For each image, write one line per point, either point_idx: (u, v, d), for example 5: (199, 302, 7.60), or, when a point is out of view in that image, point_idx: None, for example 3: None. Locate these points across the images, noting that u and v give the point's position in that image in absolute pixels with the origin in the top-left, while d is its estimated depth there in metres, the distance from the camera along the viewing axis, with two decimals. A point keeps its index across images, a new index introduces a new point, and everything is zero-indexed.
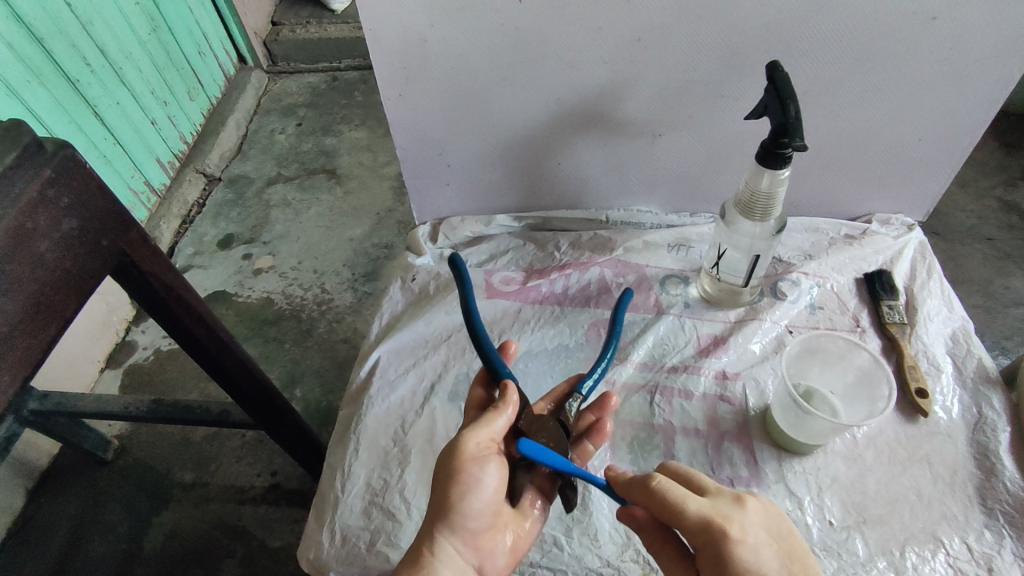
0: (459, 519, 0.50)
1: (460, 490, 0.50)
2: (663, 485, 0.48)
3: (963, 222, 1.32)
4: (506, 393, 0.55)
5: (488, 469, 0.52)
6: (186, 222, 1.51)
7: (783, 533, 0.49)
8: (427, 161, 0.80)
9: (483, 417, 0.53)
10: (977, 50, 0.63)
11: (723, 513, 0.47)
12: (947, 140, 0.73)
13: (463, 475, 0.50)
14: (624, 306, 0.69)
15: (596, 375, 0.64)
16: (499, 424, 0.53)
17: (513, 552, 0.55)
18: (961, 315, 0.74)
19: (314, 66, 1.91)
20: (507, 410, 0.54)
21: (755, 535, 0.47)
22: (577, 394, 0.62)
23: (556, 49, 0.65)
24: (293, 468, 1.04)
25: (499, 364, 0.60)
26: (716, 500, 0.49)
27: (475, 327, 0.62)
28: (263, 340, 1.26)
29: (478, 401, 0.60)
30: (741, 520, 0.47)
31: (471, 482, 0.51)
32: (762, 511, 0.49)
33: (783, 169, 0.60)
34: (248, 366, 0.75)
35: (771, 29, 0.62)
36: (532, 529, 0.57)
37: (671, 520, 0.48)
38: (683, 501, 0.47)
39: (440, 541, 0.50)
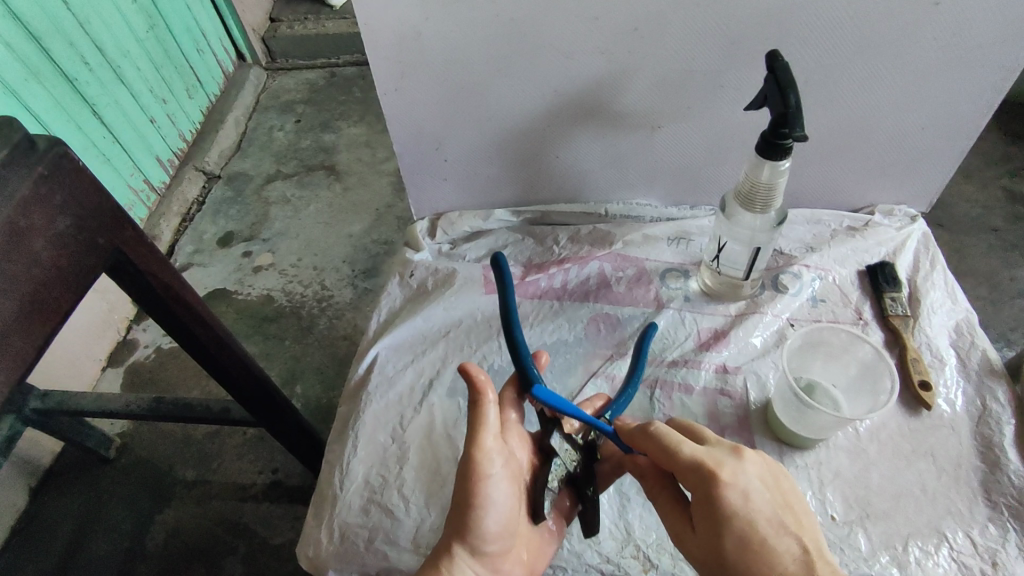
0: (477, 540, 0.50)
1: (477, 510, 0.50)
2: (660, 429, 0.49)
3: (967, 213, 1.30)
4: (470, 377, 0.51)
5: (500, 487, 0.51)
6: (186, 220, 1.50)
7: (779, 483, 0.48)
8: (424, 156, 0.79)
9: (481, 423, 0.51)
10: (981, 35, 0.62)
11: (717, 459, 0.47)
12: (950, 129, 0.72)
13: (479, 495, 0.50)
14: (648, 339, 0.65)
15: (622, 401, 0.62)
16: (496, 423, 0.52)
17: (530, 569, 0.55)
18: (965, 306, 0.73)
19: (312, 62, 1.90)
20: (495, 401, 0.52)
21: (746, 480, 0.47)
22: (605, 417, 0.60)
23: (553, 40, 0.65)
24: (294, 465, 1.04)
25: (529, 368, 0.56)
26: (713, 448, 0.49)
27: (515, 338, 0.56)
28: (264, 337, 1.26)
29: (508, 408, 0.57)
30: (734, 467, 0.47)
31: (486, 503, 0.50)
32: (760, 461, 0.49)
33: (783, 160, 0.59)
34: (247, 364, 0.75)
35: (771, 17, 0.61)
36: (547, 548, 0.57)
37: (666, 462, 0.49)
38: (677, 444, 0.48)
39: (457, 561, 0.50)
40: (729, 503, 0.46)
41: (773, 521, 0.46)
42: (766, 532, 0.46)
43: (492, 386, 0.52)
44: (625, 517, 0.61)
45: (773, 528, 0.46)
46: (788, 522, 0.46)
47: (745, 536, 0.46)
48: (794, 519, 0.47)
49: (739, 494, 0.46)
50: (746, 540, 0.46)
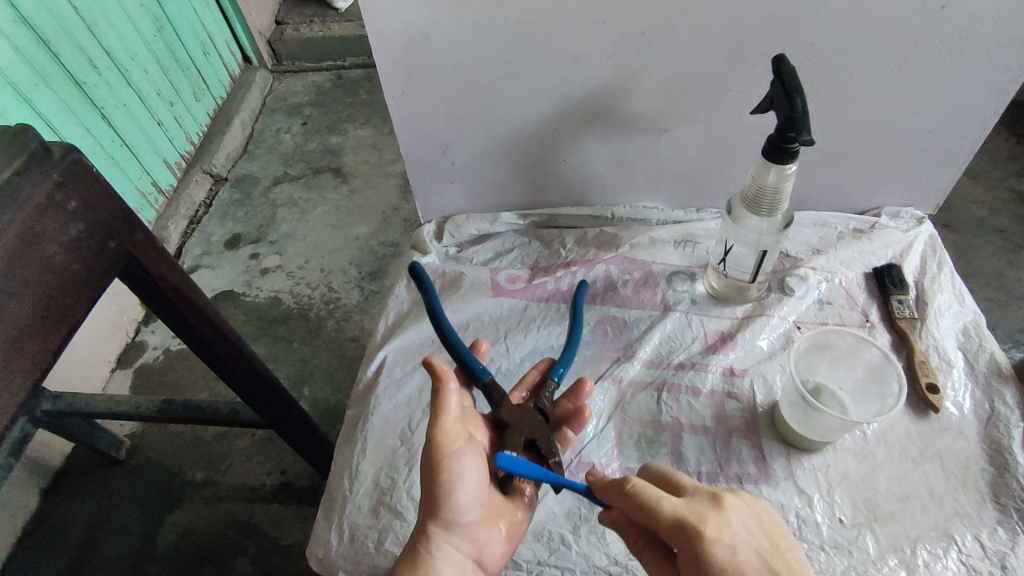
0: (449, 515, 0.50)
1: (444, 486, 0.50)
2: (639, 487, 0.47)
3: (974, 214, 1.30)
4: (433, 367, 0.53)
5: (466, 461, 0.52)
6: (194, 222, 1.51)
7: (762, 529, 0.48)
8: (431, 159, 0.79)
9: (439, 406, 0.52)
10: (987, 38, 0.62)
11: (699, 513, 0.47)
12: (958, 131, 0.72)
13: (445, 471, 0.50)
14: (581, 296, 0.73)
15: (566, 365, 0.65)
16: (454, 407, 0.53)
17: (510, 540, 0.55)
18: (972, 309, 0.73)
19: (318, 65, 1.91)
20: (454, 386, 0.54)
21: (728, 533, 0.46)
22: (552, 380, 0.62)
23: (559, 44, 0.65)
24: (303, 467, 1.05)
25: (471, 361, 0.61)
26: (692, 501, 0.48)
27: (442, 324, 0.63)
28: (271, 339, 1.26)
29: None
30: (717, 520, 0.46)
31: (454, 477, 0.51)
32: (739, 509, 0.48)
33: (790, 163, 0.60)
34: (255, 366, 0.75)
35: (777, 21, 0.62)
36: (524, 515, 0.57)
37: (647, 521, 0.48)
38: (658, 502, 0.47)
39: (434, 539, 0.50)
40: (717, 560, 0.45)
41: (760, 573, 0.46)
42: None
43: (447, 369, 0.54)
44: None
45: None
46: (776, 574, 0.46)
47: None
48: (782, 569, 0.46)
49: (724, 549, 0.45)
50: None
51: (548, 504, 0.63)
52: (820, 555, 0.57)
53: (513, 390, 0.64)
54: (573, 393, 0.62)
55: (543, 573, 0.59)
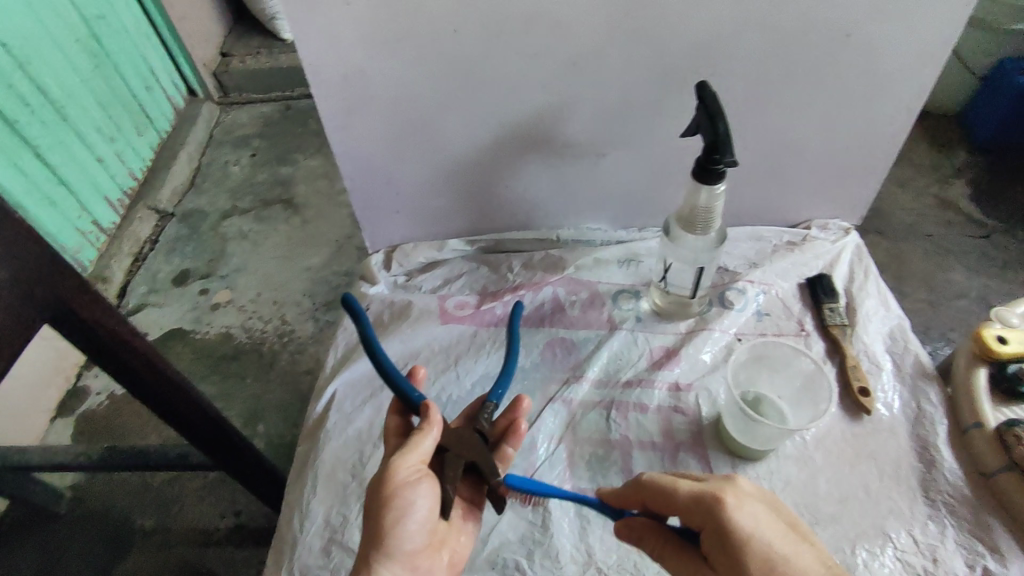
0: (395, 544, 0.50)
1: (394, 515, 0.49)
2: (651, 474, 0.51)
3: (904, 221, 1.37)
4: (428, 415, 0.54)
5: (421, 490, 0.51)
6: (139, 259, 1.47)
7: (779, 507, 0.49)
8: (376, 191, 0.80)
9: (411, 441, 0.52)
10: (891, 62, 0.67)
11: (718, 487, 0.48)
12: (874, 147, 0.77)
13: (397, 500, 0.49)
14: (517, 318, 0.69)
15: (506, 381, 0.63)
16: (427, 446, 0.52)
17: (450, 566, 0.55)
18: (897, 312, 0.77)
19: (266, 96, 1.90)
20: (432, 430, 0.53)
21: (745, 501, 0.47)
22: (491, 401, 0.60)
23: (494, 76, 0.67)
24: (259, 507, 1.01)
25: (408, 390, 0.59)
26: (712, 480, 0.50)
27: (378, 358, 0.59)
28: (223, 377, 1.23)
29: (396, 429, 0.59)
30: (735, 491, 0.48)
31: (404, 506, 0.50)
32: (755, 488, 0.50)
33: (719, 184, 0.62)
34: (203, 408, 0.73)
35: (698, 50, 0.65)
36: (466, 539, 0.58)
37: (667, 506, 0.50)
38: (674, 483, 0.50)
39: (376, 568, 0.49)
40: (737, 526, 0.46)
41: (788, 542, 0.46)
42: (785, 551, 0.45)
43: (440, 416, 0.54)
44: (586, 540, 0.62)
45: (790, 546, 0.46)
46: (803, 542, 0.46)
47: (768, 558, 0.45)
48: (806, 541, 0.47)
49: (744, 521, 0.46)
50: (772, 564, 0.45)
51: (502, 529, 0.63)
52: None
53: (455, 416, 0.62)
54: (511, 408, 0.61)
55: None
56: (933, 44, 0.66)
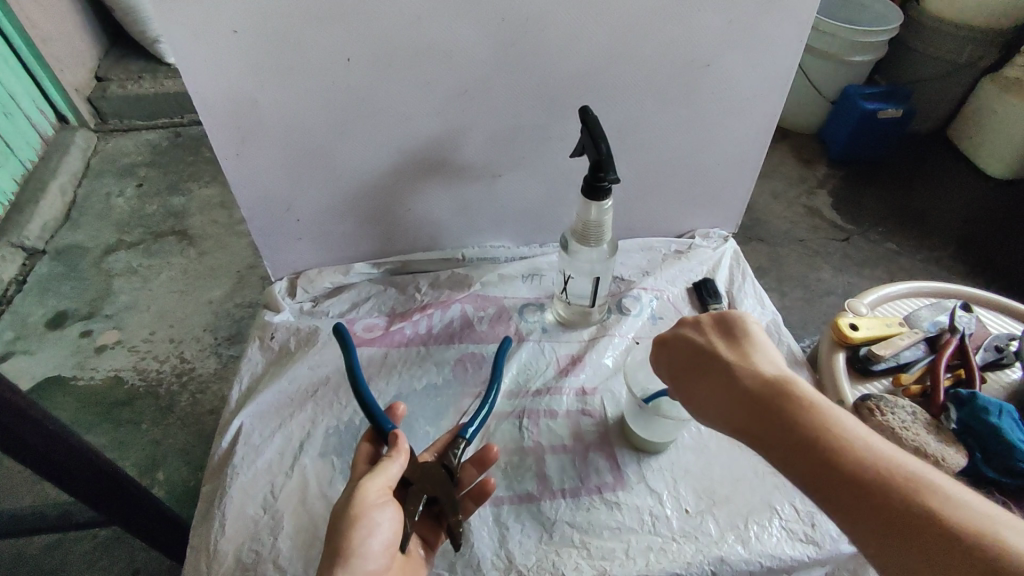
0: (359, 563, 0.50)
1: (360, 533, 0.50)
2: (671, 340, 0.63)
3: (779, 228, 1.53)
4: (395, 442, 0.56)
5: (386, 513, 0.52)
6: (4, 302, 1.34)
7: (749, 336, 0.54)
8: (275, 218, 0.79)
9: (378, 465, 0.54)
10: (746, 88, 0.76)
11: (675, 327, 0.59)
12: (740, 163, 0.86)
13: (364, 519, 0.51)
14: (504, 353, 0.74)
15: (477, 424, 0.65)
16: (394, 471, 0.54)
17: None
18: (771, 309, 0.86)
19: (152, 123, 1.80)
20: (399, 458, 0.55)
21: (705, 329, 0.55)
22: (462, 438, 0.63)
23: (389, 103, 0.69)
24: (161, 560, 0.95)
25: (383, 421, 0.62)
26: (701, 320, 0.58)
27: (360, 389, 0.64)
28: (113, 425, 1.14)
29: (365, 456, 0.60)
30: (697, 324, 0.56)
31: (370, 526, 0.51)
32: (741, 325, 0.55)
33: (606, 200, 0.68)
34: (90, 458, 0.68)
35: (580, 78, 0.70)
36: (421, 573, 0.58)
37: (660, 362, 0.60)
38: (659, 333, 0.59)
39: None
40: (696, 340, 0.54)
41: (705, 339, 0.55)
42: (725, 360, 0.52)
43: (406, 446, 0.57)
44: (506, 547, 0.63)
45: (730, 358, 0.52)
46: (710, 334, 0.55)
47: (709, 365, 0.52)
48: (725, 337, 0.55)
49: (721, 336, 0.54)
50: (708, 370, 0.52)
51: None
52: (672, 544, 0.63)
53: (424, 451, 0.65)
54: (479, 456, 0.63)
55: None
56: (778, 73, 0.75)
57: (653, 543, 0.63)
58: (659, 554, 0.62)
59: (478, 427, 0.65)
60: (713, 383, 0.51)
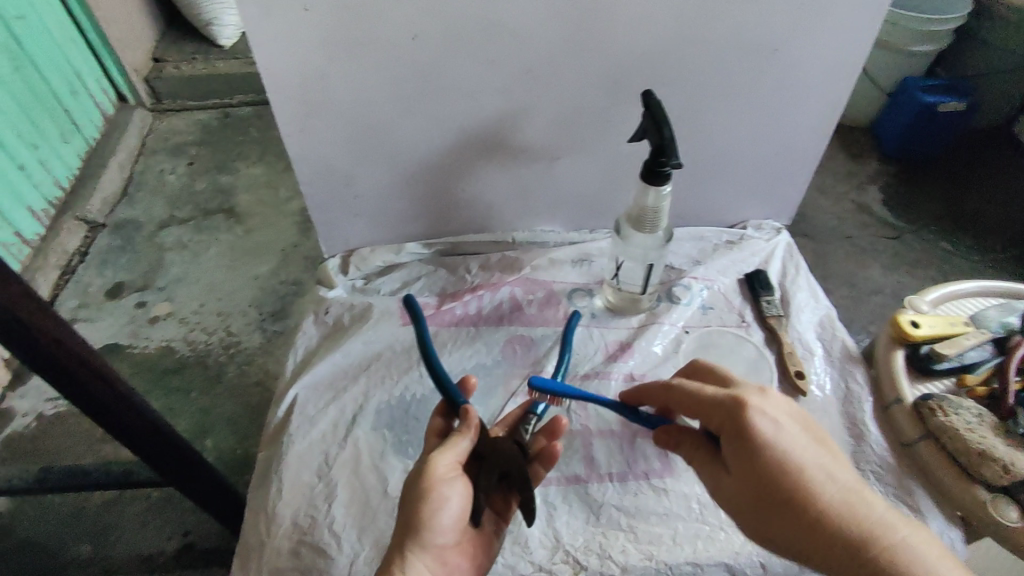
0: (429, 535, 0.52)
1: (430, 508, 0.52)
2: (682, 382, 0.57)
3: (827, 224, 1.49)
4: (466, 418, 0.56)
5: (456, 488, 0.54)
6: (67, 272, 1.40)
7: (809, 424, 0.53)
8: (333, 195, 0.80)
9: (449, 440, 0.55)
10: (813, 75, 0.74)
11: (744, 391, 0.53)
12: (799, 153, 0.84)
13: (433, 494, 0.52)
14: (573, 325, 0.75)
15: (549, 399, 0.67)
16: (463, 447, 0.55)
17: (476, 568, 0.57)
18: (825, 303, 0.84)
19: (203, 103, 1.85)
20: (469, 434, 0.56)
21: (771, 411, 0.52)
22: (533, 414, 0.64)
23: (451, 82, 0.69)
24: (209, 524, 0.98)
25: (455, 394, 0.62)
26: (742, 390, 0.54)
27: (431, 360, 0.64)
28: (165, 392, 1.18)
29: (438, 430, 0.62)
30: (763, 400, 0.52)
31: (440, 500, 0.53)
32: (788, 403, 0.54)
33: (665, 185, 0.67)
34: (155, 420, 0.71)
35: (644, 62, 0.70)
36: (493, 545, 0.59)
37: (699, 413, 0.55)
38: (706, 391, 0.54)
39: (411, 558, 0.51)
40: (771, 434, 0.50)
41: (803, 437, 0.51)
42: (799, 459, 0.50)
43: (478, 421, 0.57)
44: (553, 526, 0.64)
45: (805, 456, 0.50)
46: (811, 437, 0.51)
47: (782, 461, 0.49)
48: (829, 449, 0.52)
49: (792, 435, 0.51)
50: (783, 466, 0.49)
51: None
52: (721, 533, 0.63)
53: (494, 425, 0.66)
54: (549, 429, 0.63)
55: None
56: (849, 60, 0.73)
57: (701, 531, 0.64)
58: (707, 542, 0.63)
59: (548, 405, 0.67)
60: (783, 487, 0.49)
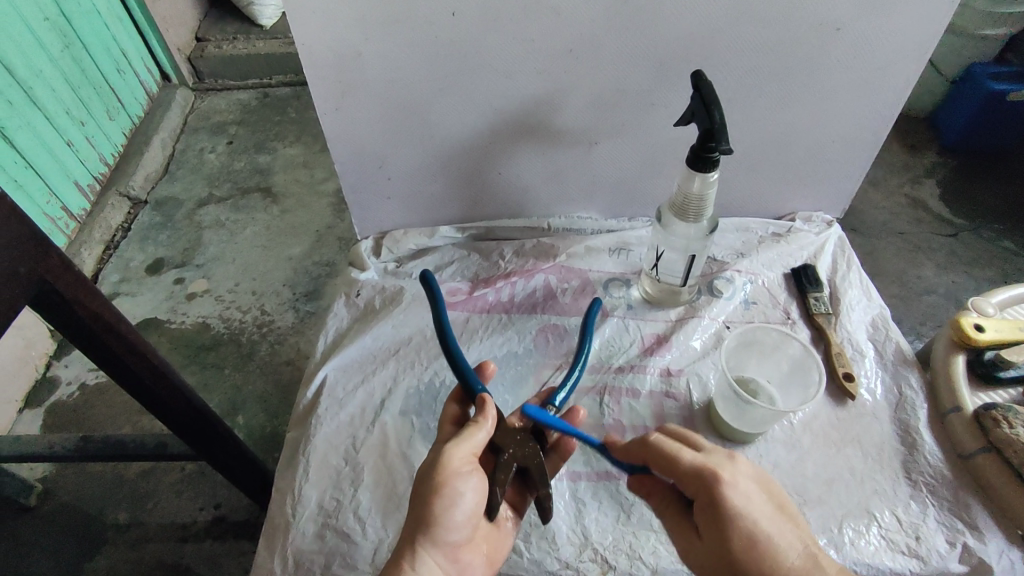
0: (441, 532, 0.50)
1: (443, 502, 0.50)
2: (658, 439, 0.53)
3: (878, 219, 1.42)
4: (482, 407, 0.56)
5: (469, 482, 0.52)
6: (111, 246, 1.43)
7: (771, 487, 0.51)
8: (367, 175, 0.79)
9: (464, 432, 0.54)
10: (878, 57, 0.69)
11: (717, 462, 0.50)
12: (857, 141, 0.79)
13: (446, 488, 0.51)
14: (594, 314, 0.72)
15: (568, 389, 0.64)
16: (479, 438, 0.54)
17: (489, 566, 0.55)
18: (878, 302, 0.79)
19: (243, 83, 1.86)
20: (485, 425, 0.55)
21: (750, 491, 0.49)
22: (552, 406, 0.62)
23: (491, 60, 0.67)
24: (239, 499, 0.99)
25: (473, 380, 0.61)
26: (711, 454, 0.51)
27: (450, 346, 0.64)
28: (200, 367, 1.20)
29: (453, 418, 0.60)
30: (733, 470, 0.50)
31: (454, 495, 0.51)
32: (752, 468, 0.52)
33: (712, 172, 0.63)
34: (188, 395, 0.71)
35: (694, 41, 0.66)
36: (505, 542, 0.57)
37: (667, 471, 0.52)
38: (677, 452, 0.51)
39: (421, 555, 0.49)
40: (748, 513, 0.48)
41: (774, 521, 0.49)
42: (770, 531, 0.48)
43: (494, 412, 0.56)
44: (581, 522, 0.62)
45: (775, 526, 0.48)
46: (787, 523, 0.49)
47: (754, 535, 0.47)
48: (791, 521, 0.50)
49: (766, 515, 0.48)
50: (754, 540, 0.47)
51: None
52: None
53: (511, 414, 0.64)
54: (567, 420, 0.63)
55: None
56: (917, 42, 0.68)
57: None
58: None
59: (567, 396, 0.64)
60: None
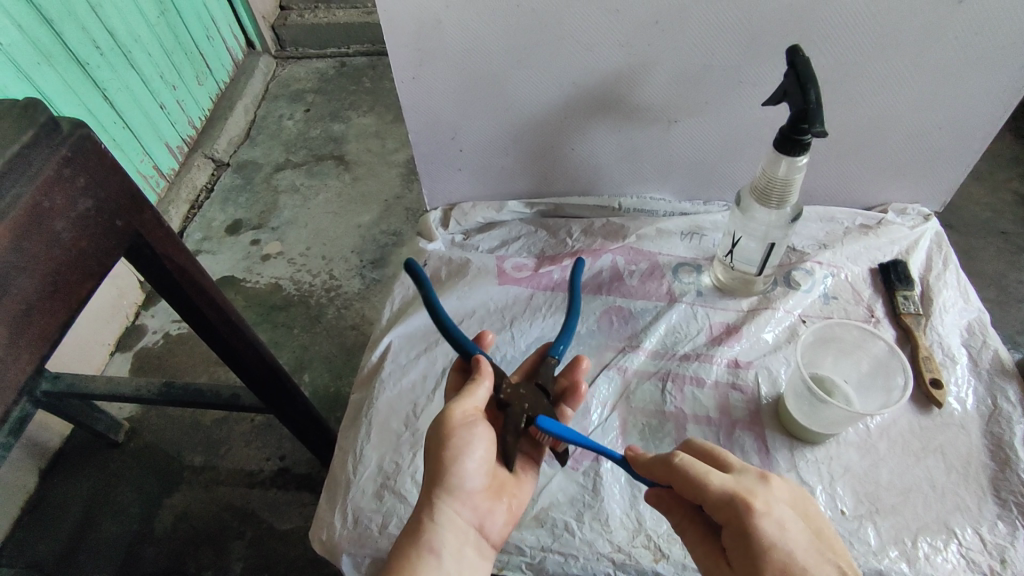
0: (456, 483, 0.51)
1: (453, 455, 0.51)
2: (686, 461, 0.49)
3: (977, 216, 1.30)
4: (478, 366, 0.56)
5: (477, 432, 0.53)
6: (195, 206, 1.51)
7: (807, 513, 0.49)
8: (440, 145, 0.79)
9: (466, 388, 0.54)
10: (1002, 35, 0.62)
11: (747, 487, 0.48)
12: (966, 130, 0.72)
13: (454, 441, 0.51)
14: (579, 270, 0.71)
15: (567, 339, 0.64)
16: (481, 394, 0.54)
17: (512, 513, 0.56)
18: (977, 305, 0.73)
19: (322, 52, 1.90)
20: (485, 380, 0.55)
21: (788, 524, 0.47)
22: (552, 357, 0.61)
23: (571, 32, 0.65)
24: (302, 453, 1.05)
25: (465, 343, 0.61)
26: (741, 476, 0.49)
27: (437, 312, 0.62)
28: (271, 325, 1.26)
29: (456, 383, 0.62)
30: (765, 496, 0.48)
31: (463, 446, 0.52)
32: (787, 491, 0.50)
33: (801, 155, 0.59)
34: (260, 352, 0.74)
35: (791, 14, 0.61)
36: (527, 489, 0.58)
37: (694, 495, 0.49)
38: (706, 475, 0.48)
39: (438, 506, 0.51)
40: (784, 548, 0.46)
41: (810, 552, 0.46)
42: (805, 562, 0.46)
43: (490, 367, 0.57)
44: (636, 508, 0.62)
45: (811, 557, 0.46)
46: (825, 555, 0.47)
47: (788, 568, 0.45)
48: (830, 551, 0.47)
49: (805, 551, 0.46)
50: (788, 572, 0.45)
51: (552, 489, 0.63)
52: None
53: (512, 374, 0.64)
54: (570, 371, 0.62)
55: (546, 558, 0.60)
56: None
57: None
58: None
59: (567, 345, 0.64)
60: None
